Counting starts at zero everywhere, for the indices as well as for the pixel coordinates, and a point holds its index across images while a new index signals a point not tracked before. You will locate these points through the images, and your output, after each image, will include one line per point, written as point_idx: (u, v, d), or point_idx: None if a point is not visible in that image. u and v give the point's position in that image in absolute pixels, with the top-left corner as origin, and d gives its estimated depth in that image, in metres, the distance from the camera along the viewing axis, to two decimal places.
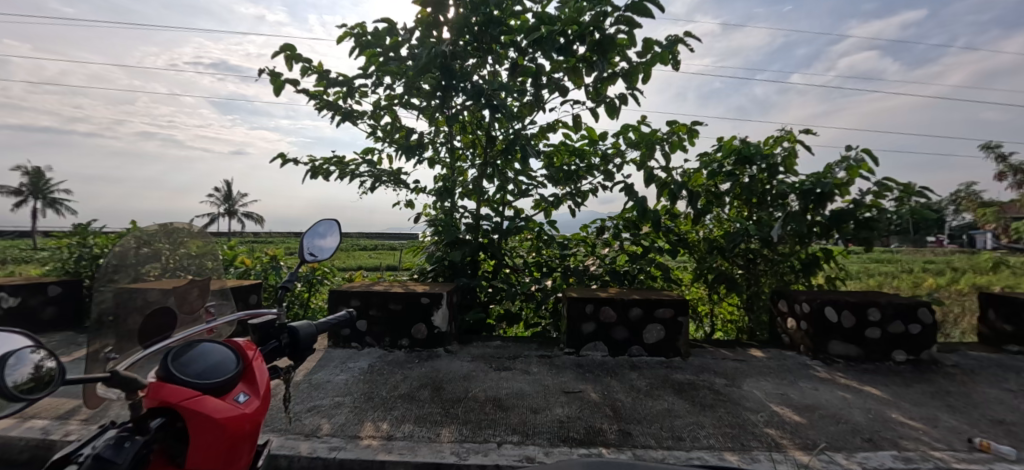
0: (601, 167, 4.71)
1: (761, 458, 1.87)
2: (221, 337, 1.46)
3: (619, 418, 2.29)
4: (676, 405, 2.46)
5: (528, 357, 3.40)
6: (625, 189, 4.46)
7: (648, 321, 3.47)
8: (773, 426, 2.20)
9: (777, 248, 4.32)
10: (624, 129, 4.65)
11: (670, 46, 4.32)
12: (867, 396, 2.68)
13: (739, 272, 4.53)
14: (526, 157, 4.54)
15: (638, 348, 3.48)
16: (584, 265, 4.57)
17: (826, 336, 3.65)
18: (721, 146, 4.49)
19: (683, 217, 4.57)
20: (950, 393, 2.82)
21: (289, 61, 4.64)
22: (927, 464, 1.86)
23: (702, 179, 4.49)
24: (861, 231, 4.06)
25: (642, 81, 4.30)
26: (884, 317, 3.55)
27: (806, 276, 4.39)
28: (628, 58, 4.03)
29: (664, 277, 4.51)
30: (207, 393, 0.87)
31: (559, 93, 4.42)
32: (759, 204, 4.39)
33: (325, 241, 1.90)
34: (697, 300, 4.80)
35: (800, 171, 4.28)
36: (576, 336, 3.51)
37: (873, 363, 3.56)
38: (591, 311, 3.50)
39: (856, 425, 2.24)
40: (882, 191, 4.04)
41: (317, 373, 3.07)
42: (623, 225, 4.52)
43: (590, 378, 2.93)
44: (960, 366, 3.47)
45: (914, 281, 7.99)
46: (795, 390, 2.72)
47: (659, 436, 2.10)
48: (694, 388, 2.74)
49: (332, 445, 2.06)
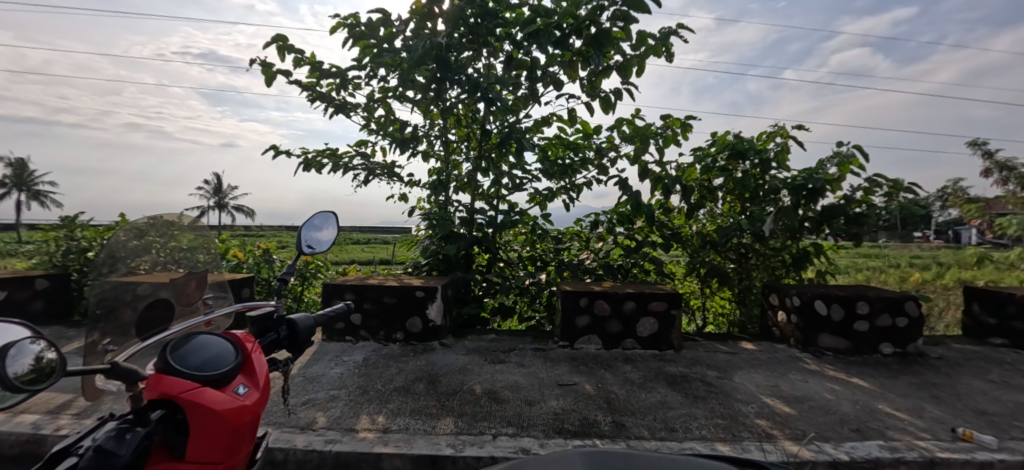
0: (595, 161, 4.73)
1: (752, 448, 1.91)
2: (218, 330, 1.46)
3: (614, 410, 2.32)
4: (670, 397, 2.49)
5: (523, 350, 3.42)
6: (619, 183, 4.48)
7: (642, 315, 3.50)
8: (764, 417, 2.24)
9: (768, 243, 4.37)
10: (619, 123, 4.65)
11: (665, 38, 4.33)
12: (855, 387, 2.74)
13: (731, 266, 4.58)
14: (521, 151, 4.54)
15: (632, 341, 3.51)
16: (579, 259, 4.60)
17: (816, 329, 3.70)
18: (714, 141, 4.51)
19: (677, 211, 4.60)
20: (935, 384, 2.89)
21: (281, 52, 4.58)
22: (913, 453, 1.90)
23: (695, 174, 4.52)
24: (851, 226, 4.11)
25: (637, 73, 4.30)
26: (872, 310, 3.61)
27: (797, 270, 4.45)
28: (623, 52, 4.02)
29: (657, 271, 4.54)
30: (208, 385, 0.87)
31: (554, 86, 4.41)
32: (752, 199, 4.43)
33: (322, 233, 1.89)
34: (689, 293, 4.84)
35: (793, 167, 4.32)
36: (570, 329, 3.54)
37: (861, 356, 3.63)
38: (586, 305, 3.52)
39: (845, 416, 2.29)
40: (872, 186, 4.10)
41: (312, 367, 3.07)
42: (617, 219, 4.55)
43: (584, 370, 2.96)
44: (944, 359, 3.55)
45: (901, 276, 8.15)
46: (785, 382, 2.77)
47: (653, 428, 2.13)
48: (687, 380, 2.78)
49: (328, 438, 2.07)
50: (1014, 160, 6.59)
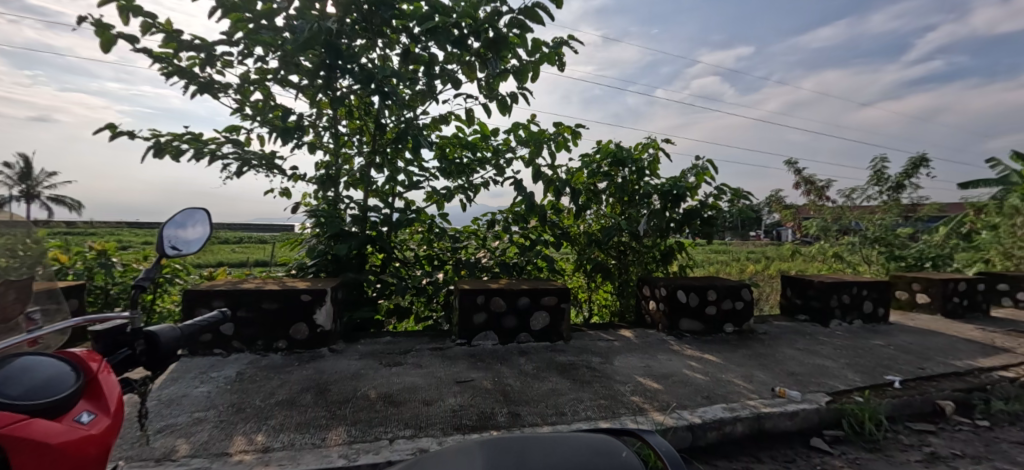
0: (492, 161, 4.85)
1: (628, 422, 2.16)
2: (51, 350, 1.19)
3: (510, 401, 2.42)
4: (560, 384, 2.69)
5: (420, 350, 3.37)
6: (514, 183, 4.66)
7: (535, 309, 3.70)
8: (637, 394, 2.55)
9: (642, 241, 4.96)
10: (515, 126, 4.84)
11: (557, 48, 4.62)
12: (706, 362, 3.26)
13: (612, 262, 5.10)
14: (418, 148, 4.45)
15: (526, 335, 3.70)
16: (476, 258, 4.69)
17: (678, 314, 4.31)
18: (599, 149, 4.96)
19: (566, 212, 4.95)
20: (761, 354, 3.58)
21: (122, 12, 3.81)
22: (746, 411, 2.34)
23: (583, 178, 4.92)
24: (705, 226, 4.86)
25: (531, 80, 4.52)
26: (719, 297, 4.33)
27: (664, 264, 5.14)
28: (518, 57, 4.19)
29: (548, 268, 4.84)
30: (37, 415, 0.73)
31: (453, 85, 4.42)
32: (629, 202, 4.97)
33: (193, 230, 1.66)
34: (578, 288, 5.24)
35: (662, 174, 4.97)
36: (467, 327, 3.58)
37: (711, 335, 4.32)
38: (483, 302, 3.59)
39: (699, 386, 2.72)
40: (720, 194, 4.90)
41: (169, 387, 2.63)
42: (512, 218, 4.72)
43: (482, 366, 3.03)
44: (768, 333, 4.41)
45: (741, 268, 9.88)
46: (654, 362, 3.18)
47: (545, 414, 2.28)
48: (575, 367, 3.02)
49: (192, 467, 1.80)
50: (814, 177, 8.43)
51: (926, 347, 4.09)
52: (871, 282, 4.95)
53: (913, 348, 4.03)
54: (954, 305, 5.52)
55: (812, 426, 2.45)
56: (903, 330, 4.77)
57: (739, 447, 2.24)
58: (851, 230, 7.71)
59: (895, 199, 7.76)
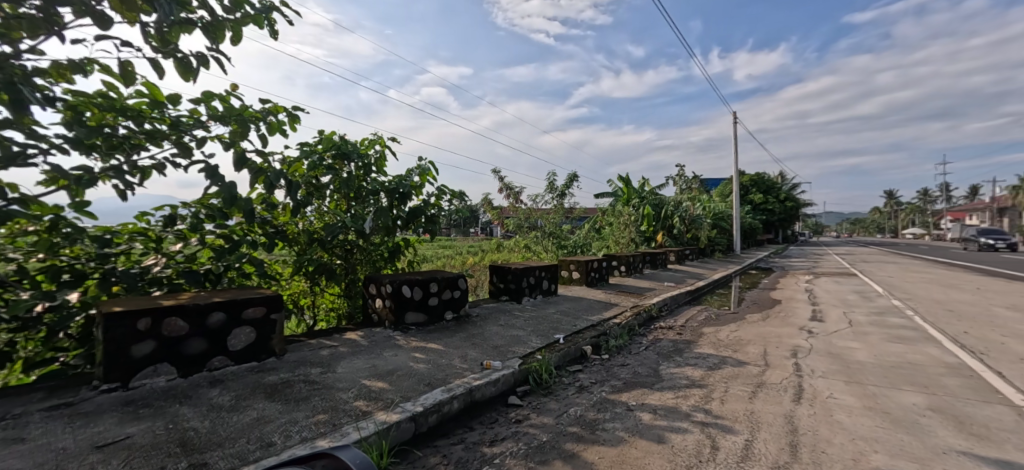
0: (171, 138, 3.67)
1: (350, 431, 2.03)
2: None
3: (191, 451, 1.87)
4: (268, 410, 2.28)
5: (21, 416, 2.19)
6: (206, 170, 3.69)
7: (232, 326, 3.04)
8: (361, 398, 2.45)
9: (369, 239, 4.87)
10: (206, 96, 3.84)
11: (266, 12, 3.92)
12: (429, 350, 3.48)
13: (337, 262, 4.81)
14: (21, 104, 2.87)
15: (221, 359, 3.01)
16: (141, 267, 3.47)
17: (404, 309, 4.42)
18: (321, 139, 4.59)
19: (281, 207, 4.32)
20: (473, 334, 4.12)
21: None
22: (460, 389, 2.61)
23: (302, 170, 4.45)
24: (429, 224, 5.22)
25: (230, 42, 3.67)
26: (439, 288, 4.71)
27: (391, 261, 5.28)
28: (209, 10, 3.31)
29: (258, 274, 4.12)
30: None
31: (94, 23, 3.08)
32: (356, 199, 4.79)
33: None
34: (299, 294, 4.68)
35: (388, 172, 5.03)
36: (120, 365, 2.57)
37: (434, 324, 4.67)
38: (149, 328, 2.66)
39: (421, 375, 2.86)
40: (441, 194, 5.36)
41: None
42: (206, 214, 3.72)
43: (145, 414, 2.24)
44: (479, 316, 5.14)
45: (463, 261, 11.23)
46: (378, 361, 3.15)
47: (244, 452, 1.88)
48: (288, 385, 2.64)
49: None
50: (512, 184, 10.43)
51: (576, 309, 5.69)
52: (547, 266, 6.51)
53: (569, 311, 5.53)
54: (592, 277, 7.95)
55: (509, 387, 2.98)
56: (565, 299, 6.50)
57: (455, 422, 2.47)
58: (536, 226, 9.98)
59: (560, 203, 10.51)
